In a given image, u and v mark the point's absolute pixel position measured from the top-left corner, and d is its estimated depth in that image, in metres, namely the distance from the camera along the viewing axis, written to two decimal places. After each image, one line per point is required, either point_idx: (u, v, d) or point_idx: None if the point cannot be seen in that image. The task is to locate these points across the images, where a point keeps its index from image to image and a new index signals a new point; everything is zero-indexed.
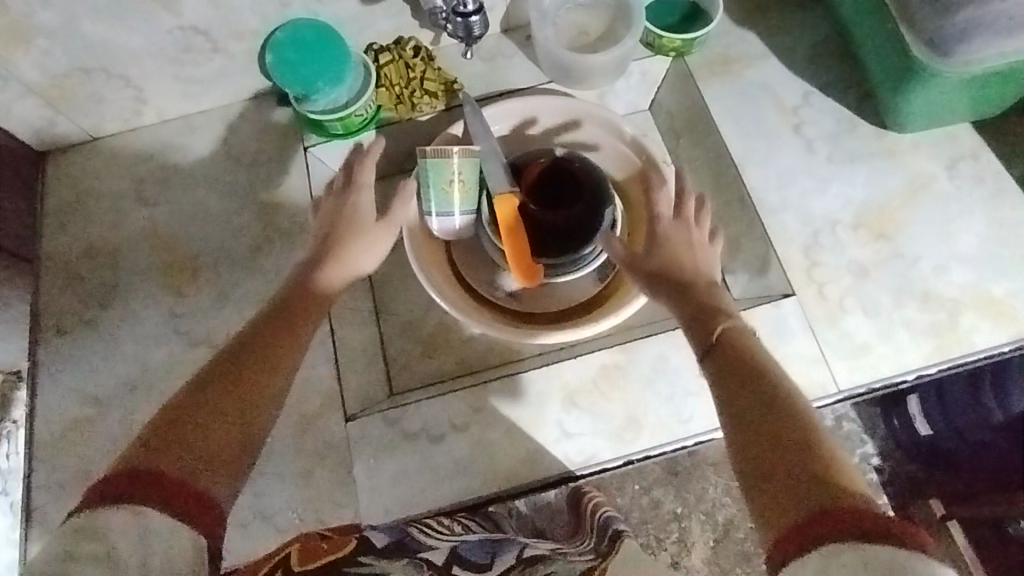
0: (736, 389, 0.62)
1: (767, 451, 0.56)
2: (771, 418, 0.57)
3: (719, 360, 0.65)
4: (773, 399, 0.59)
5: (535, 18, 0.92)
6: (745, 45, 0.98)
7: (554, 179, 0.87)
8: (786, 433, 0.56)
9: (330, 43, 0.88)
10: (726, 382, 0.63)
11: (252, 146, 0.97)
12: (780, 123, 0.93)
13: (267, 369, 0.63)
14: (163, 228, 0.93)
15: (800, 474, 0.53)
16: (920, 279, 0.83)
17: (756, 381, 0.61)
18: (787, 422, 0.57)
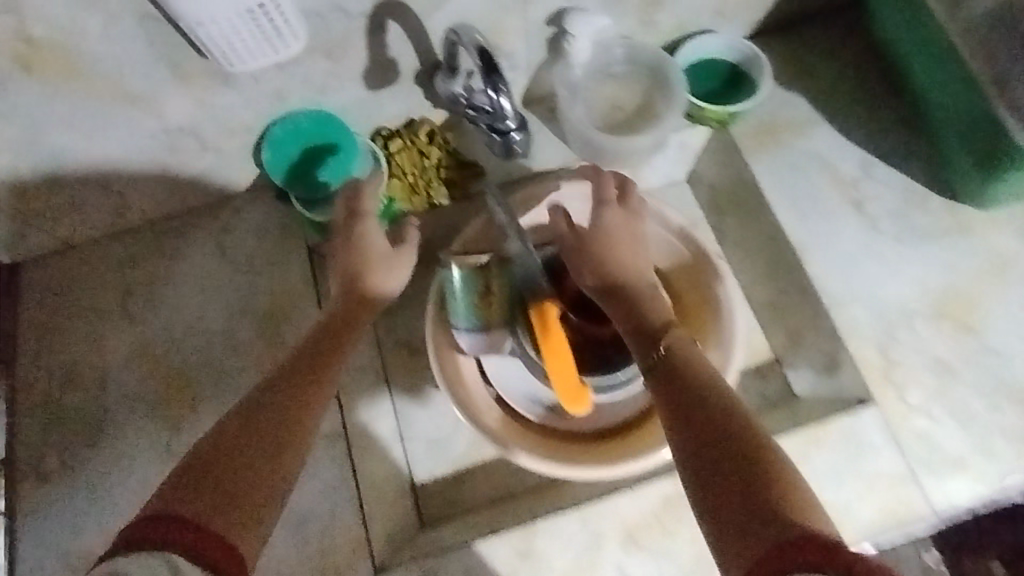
0: (687, 417, 0.54)
1: (731, 500, 0.49)
2: (731, 452, 0.51)
3: (667, 385, 0.57)
4: (728, 415, 0.53)
5: (564, 96, 0.84)
6: (792, 110, 0.89)
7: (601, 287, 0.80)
8: (744, 472, 0.49)
9: (334, 134, 0.80)
10: (676, 399, 0.56)
11: (250, 247, 0.86)
12: (839, 200, 0.84)
13: (298, 417, 0.59)
14: (154, 349, 0.82)
15: (768, 519, 0.46)
16: (1013, 378, 0.75)
17: (710, 396, 0.55)
18: (748, 455, 0.50)
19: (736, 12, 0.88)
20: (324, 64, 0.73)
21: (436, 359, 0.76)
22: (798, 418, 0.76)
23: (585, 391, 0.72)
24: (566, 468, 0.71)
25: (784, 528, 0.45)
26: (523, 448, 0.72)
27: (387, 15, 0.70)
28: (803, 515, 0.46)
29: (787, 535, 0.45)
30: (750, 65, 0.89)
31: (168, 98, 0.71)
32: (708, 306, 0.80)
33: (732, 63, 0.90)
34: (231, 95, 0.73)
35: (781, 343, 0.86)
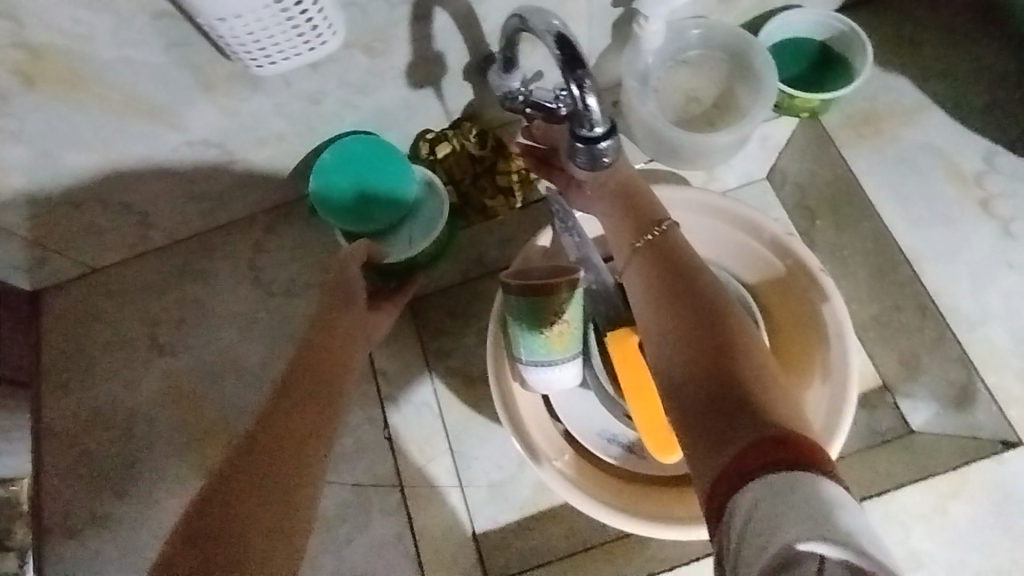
0: (674, 314, 0.50)
1: (703, 393, 0.44)
2: (711, 344, 0.47)
3: (663, 290, 0.53)
4: (721, 321, 0.49)
5: (632, 88, 0.72)
6: (898, 95, 0.76)
7: None
8: (728, 368, 0.45)
9: (390, 162, 0.73)
10: (671, 304, 0.51)
11: (287, 268, 0.78)
12: (962, 199, 0.72)
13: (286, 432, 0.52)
14: (187, 386, 0.75)
15: (742, 414, 0.42)
16: None
17: (701, 300, 0.50)
18: (734, 357, 0.46)
19: None
20: (362, 61, 0.63)
21: (500, 400, 0.67)
22: (926, 464, 0.65)
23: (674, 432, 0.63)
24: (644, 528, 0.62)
25: (754, 424, 0.41)
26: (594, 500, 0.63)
27: (434, 0, 0.60)
28: (780, 416, 0.42)
29: (755, 430, 0.40)
30: (848, 43, 0.76)
31: (190, 109, 0.63)
32: (807, 326, 0.69)
33: (822, 41, 0.78)
34: (259, 101, 0.64)
35: None
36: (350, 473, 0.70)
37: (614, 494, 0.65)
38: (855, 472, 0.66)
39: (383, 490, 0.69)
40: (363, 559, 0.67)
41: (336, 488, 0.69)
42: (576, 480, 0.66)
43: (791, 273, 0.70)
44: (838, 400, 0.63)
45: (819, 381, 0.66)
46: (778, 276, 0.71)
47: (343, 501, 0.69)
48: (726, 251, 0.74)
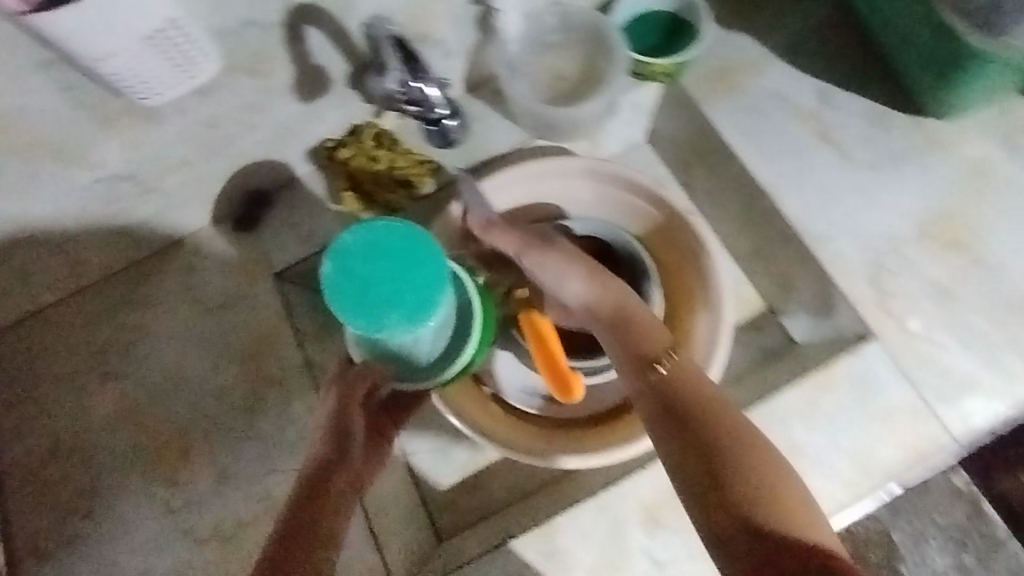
0: (676, 442, 0.56)
1: (733, 530, 0.51)
2: (733, 486, 0.53)
3: (653, 399, 0.59)
4: (703, 403, 0.57)
5: (503, 75, 0.82)
6: (742, 50, 0.85)
7: None
8: (734, 486, 0.53)
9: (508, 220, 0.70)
10: (665, 424, 0.57)
11: (216, 284, 0.82)
12: (806, 134, 0.81)
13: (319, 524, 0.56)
14: (141, 406, 0.78)
15: (778, 551, 0.48)
16: (1012, 288, 0.72)
17: (689, 397, 0.58)
18: (710, 433, 0.55)
19: None
20: (250, 83, 0.70)
21: None
22: (803, 365, 0.74)
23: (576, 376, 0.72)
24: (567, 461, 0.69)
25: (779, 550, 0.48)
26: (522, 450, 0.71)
27: (304, 21, 0.66)
28: (782, 519, 0.51)
29: (774, 550, 0.49)
30: (690, 12, 0.85)
31: (95, 147, 0.68)
32: (693, 265, 0.78)
33: (671, 12, 0.86)
34: (160, 132, 0.69)
35: (772, 292, 0.84)
36: (298, 460, 0.75)
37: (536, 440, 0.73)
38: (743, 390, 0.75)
39: None
40: None
41: (286, 476, 0.74)
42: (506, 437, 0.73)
43: (669, 223, 0.79)
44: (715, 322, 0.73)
45: (702, 307, 0.76)
46: (661, 227, 0.80)
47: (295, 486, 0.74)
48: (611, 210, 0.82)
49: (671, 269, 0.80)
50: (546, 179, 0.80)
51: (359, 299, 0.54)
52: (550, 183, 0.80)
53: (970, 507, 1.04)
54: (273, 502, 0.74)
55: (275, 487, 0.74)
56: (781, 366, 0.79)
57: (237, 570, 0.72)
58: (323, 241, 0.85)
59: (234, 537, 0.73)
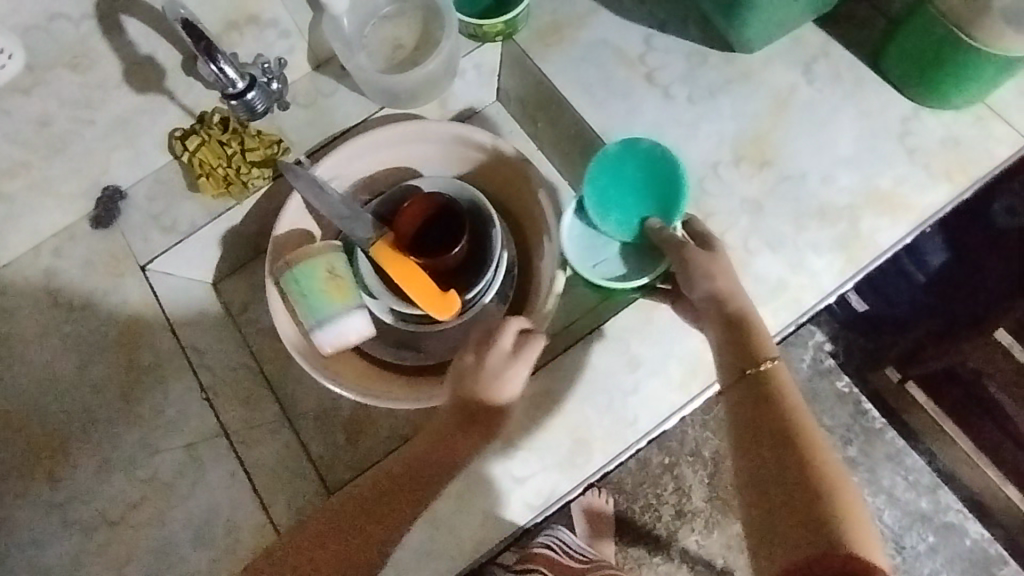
0: (755, 427, 0.61)
1: (780, 500, 0.55)
2: (792, 479, 0.56)
3: (749, 385, 0.64)
4: (785, 407, 0.61)
5: (340, 49, 0.84)
6: (571, 3, 0.90)
7: (426, 220, 0.79)
8: (794, 467, 0.56)
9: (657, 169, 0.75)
10: (749, 415, 0.62)
11: (79, 283, 0.83)
12: (632, 77, 0.87)
13: (393, 511, 0.67)
14: (13, 410, 0.79)
15: (809, 515, 0.53)
16: (812, 196, 0.81)
17: (779, 401, 0.62)
18: (791, 432, 0.59)
19: None
20: None
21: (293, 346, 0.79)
22: None
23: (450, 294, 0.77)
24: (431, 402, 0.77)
25: (819, 538, 0.52)
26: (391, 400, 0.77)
27: None
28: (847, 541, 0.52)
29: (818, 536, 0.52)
30: None
31: None
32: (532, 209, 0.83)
33: None
34: None
35: None
36: (181, 439, 0.78)
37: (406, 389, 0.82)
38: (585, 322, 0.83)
39: (216, 443, 0.79)
40: (211, 504, 0.76)
41: (171, 454, 0.77)
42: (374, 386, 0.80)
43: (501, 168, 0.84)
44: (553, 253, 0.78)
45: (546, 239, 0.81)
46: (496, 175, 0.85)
47: (181, 463, 0.78)
48: (452, 162, 0.87)
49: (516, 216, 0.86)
50: (372, 144, 0.83)
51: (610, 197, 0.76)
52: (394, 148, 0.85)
53: (852, 405, 1.09)
54: (158, 481, 0.77)
55: (161, 467, 0.78)
56: None
57: (131, 549, 0.75)
58: (187, 230, 0.85)
59: (124, 521, 0.76)
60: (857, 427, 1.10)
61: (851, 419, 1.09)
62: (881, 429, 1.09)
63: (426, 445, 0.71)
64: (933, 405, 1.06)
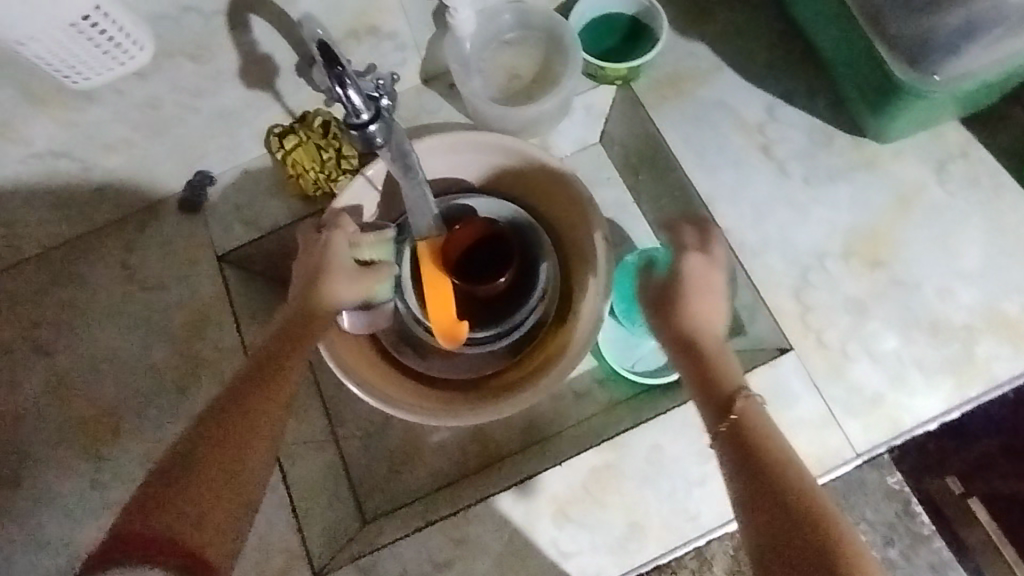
0: (749, 478, 0.54)
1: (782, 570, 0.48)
2: (798, 535, 0.49)
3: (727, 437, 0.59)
4: (766, 451, 0.56)
5: (456, 71, 0.80)
6: (696, 58, 0.86)
7: (477, 242, 0.77)
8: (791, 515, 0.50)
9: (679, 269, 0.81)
10: (746, 467, 0.55)
11: (154, 262, 0.82)
12: (748, 146, 0.82)
13: (279, 376, 0.62)
14: (71, 380, 0.79)
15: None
16: (925, 308, 0.75)
17: (758, 448, 0.56)
18: (781, 482, 0.52)
19: None
20: (189, 67, 0.71)
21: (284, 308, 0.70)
22: None
23: (463, 322, 0.77)
24: (436, 415, 0.73)
25: None
26: (396, 406, 0.73)
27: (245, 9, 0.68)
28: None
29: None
30: (649, 16, 0.86)
31: (30, 124, 0.69)
32: (584, 243, 0.79)
33: (632, 15, 0.87)
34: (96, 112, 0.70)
35: None
36: None
37: (416, 394, 0.77)
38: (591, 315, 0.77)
39: None
40: None
41: None
42: (418, 405, 0.74)
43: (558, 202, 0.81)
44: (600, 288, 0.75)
45: (592, 276, 0.77)
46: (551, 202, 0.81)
47: None
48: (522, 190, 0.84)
49: (570, 247, 0.82)
50: (462, 148, 0.80)
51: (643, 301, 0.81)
52: (468, 155, 0.82)
53: (900, 504, 0.99)
54: None
55: None
56: None
57: None
58: (268, 227, 0.85)
59: None
60: (901, 528, 1.00)
61: (895, 518, 0.99)
62: (929, 536, 1.00)
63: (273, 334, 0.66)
64: (998, 530, 0.95)
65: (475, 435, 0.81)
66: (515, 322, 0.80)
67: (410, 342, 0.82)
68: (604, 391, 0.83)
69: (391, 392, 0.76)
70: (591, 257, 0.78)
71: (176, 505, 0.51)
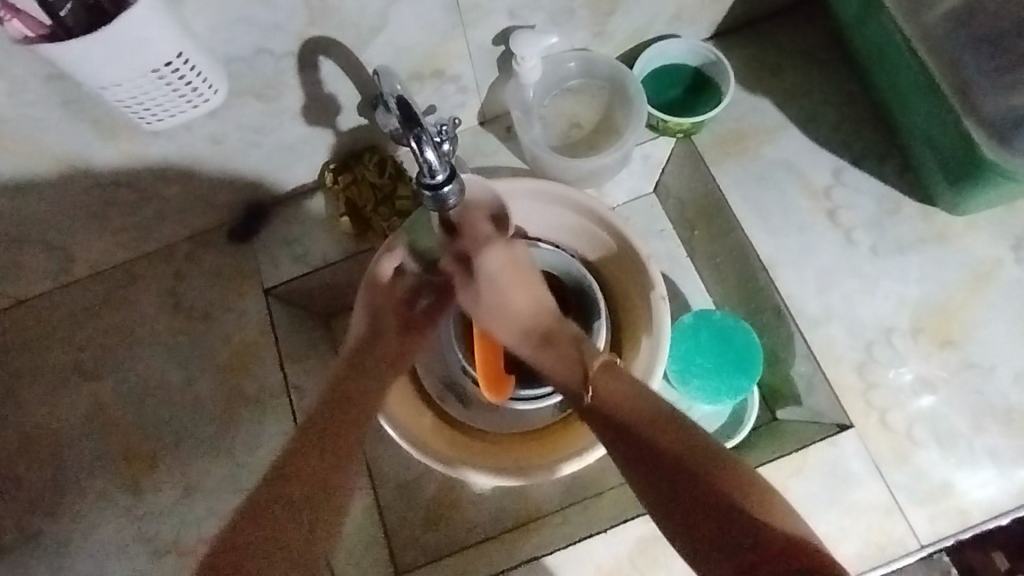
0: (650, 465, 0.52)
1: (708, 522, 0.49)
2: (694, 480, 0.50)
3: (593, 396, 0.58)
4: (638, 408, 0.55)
5: (518, 118, 0.80)
6: (761, 115, 0.84)
7: None
8: (679, 474, 0.50)
9: (735, 335, 0.78)
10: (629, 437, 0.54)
11: (204, 293, 0.82)
12: (813, 211, 0.80)
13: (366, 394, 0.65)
14: (114, 408, 0.78)
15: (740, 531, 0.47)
16: (997, 394, 0.72)
17: (624, 406, 0.56)
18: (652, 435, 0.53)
19: (696, 13, 0.82)
20: (257, 106, 0.70)
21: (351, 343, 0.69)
22: (779, 446, 0.74)
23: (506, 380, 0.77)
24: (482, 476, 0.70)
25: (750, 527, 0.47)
26: (440, 460, 0.71)
27: (316, 51, 0.67)
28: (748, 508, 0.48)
29: (771, 547, 0.46)
30: (715, 69, 0.84)
31: (97, 153, 0.69)
32: (640, 300, 0.77)
33: (695, 67, 0.85)
34: (161, 144, 0.70)
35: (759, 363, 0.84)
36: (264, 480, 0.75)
37: (457, 447, 0.74)
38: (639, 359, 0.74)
39: None
40: None
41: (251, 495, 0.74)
42: (460, 460, 0.72)
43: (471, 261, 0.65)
44: (655, 351, 0.72)
45: (646, 337, 0.74)
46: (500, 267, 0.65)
47: None
48: (575, 241, 0.82)
49: (624, 302, 0.79)
50: (523, 195, 0.79)
51: (700, 366, 0.77)
52: (531, 206, 0.80)
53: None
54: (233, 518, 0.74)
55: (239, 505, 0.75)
56: (760, 440, 0.79)
57: None
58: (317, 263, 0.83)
59: (193, 552, 0.73)
60: None
61: None
62: None
63: (360, 339, 0.68)
64: None
65: (517, 493, 0.79)
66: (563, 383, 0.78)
67: (453, 390, 0.79)
68: None
69: (432, 446, 0.73)
70: (648, 317, 0.75)
71: (260, 569, 0.54)
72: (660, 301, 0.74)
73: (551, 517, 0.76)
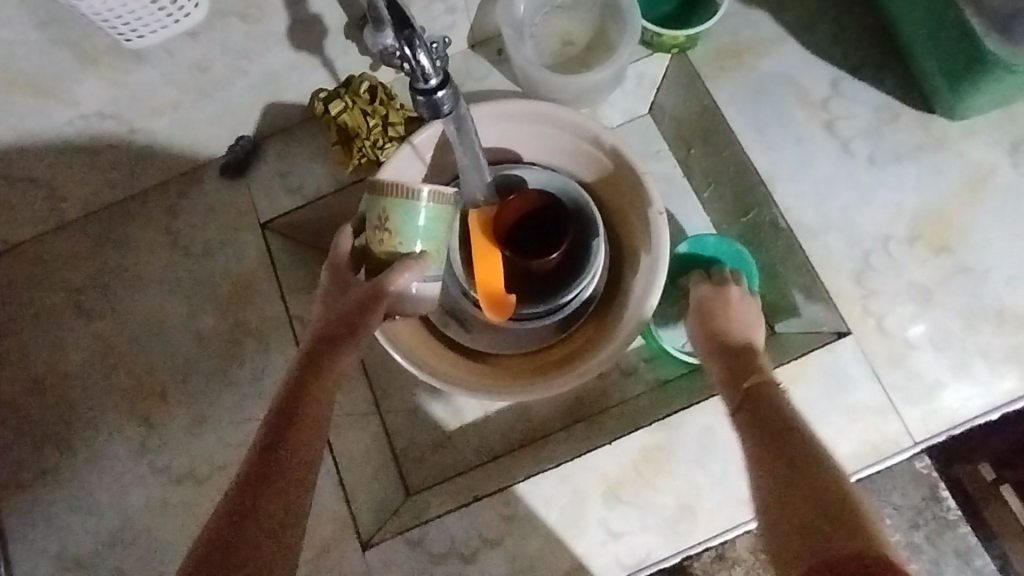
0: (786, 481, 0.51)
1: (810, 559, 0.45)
2: (822, 517, 0.47)
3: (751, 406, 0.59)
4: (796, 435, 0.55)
5: (508, 36, 0.77)
6: (757, 27, 0.81)
7: (528, 216, 0.77)
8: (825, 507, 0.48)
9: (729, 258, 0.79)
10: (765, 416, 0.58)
11: (200, 230, 0.81)
12: (811, 122, 0.79)
13: (308, 424, 0.58)
14: (118, 345, 0.79)
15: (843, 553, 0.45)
16: (992, 296, 0.73)
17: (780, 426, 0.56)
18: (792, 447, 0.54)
19: None
20: (240, 28, 0.68)
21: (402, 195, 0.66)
22: (778, 356, 0.75)
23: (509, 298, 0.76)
24: (492, 395, 0.72)
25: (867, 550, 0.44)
26: (447, 381, 0.73)
27: None
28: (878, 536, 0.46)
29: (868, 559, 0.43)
30: None
31: (78, 83, 0.67)
32: (637, 217, 0.76)
33: None
34: (144, 71, 0.68)
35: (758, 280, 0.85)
36: None
37: (464, 370, 0.76)
38: (642, 279, 0.74)
39: None
40: None
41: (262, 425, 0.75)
42: (469, 382, 0.73)
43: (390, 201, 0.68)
44: (656, 268, 0.72)
45: (645, 254, 0.74)
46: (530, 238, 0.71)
47: None
48: (572, 163, 0.80)
49: (621, 220, 0.79)
50: (517, 118, 0.77)
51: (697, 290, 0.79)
52: (518, 128, 0.79)
53: (927, 488, 0.92)
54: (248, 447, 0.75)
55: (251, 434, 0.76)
56: None
57: (209, 509, 0.74)
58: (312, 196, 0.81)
59: (208, 479, 0.75)
60: (928, 513, 0.92)
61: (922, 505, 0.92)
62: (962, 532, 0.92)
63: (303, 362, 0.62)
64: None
65: (522, 414, 0.80)
66: (568, 300, 0.78)
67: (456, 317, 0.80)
68: (650, 371, 0.81)
69: (442, 370, 0.74)
70: (647, 232, 0.75)
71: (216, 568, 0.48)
72: (658, 213, 0.73)
73: (555, 434, 0.78)
